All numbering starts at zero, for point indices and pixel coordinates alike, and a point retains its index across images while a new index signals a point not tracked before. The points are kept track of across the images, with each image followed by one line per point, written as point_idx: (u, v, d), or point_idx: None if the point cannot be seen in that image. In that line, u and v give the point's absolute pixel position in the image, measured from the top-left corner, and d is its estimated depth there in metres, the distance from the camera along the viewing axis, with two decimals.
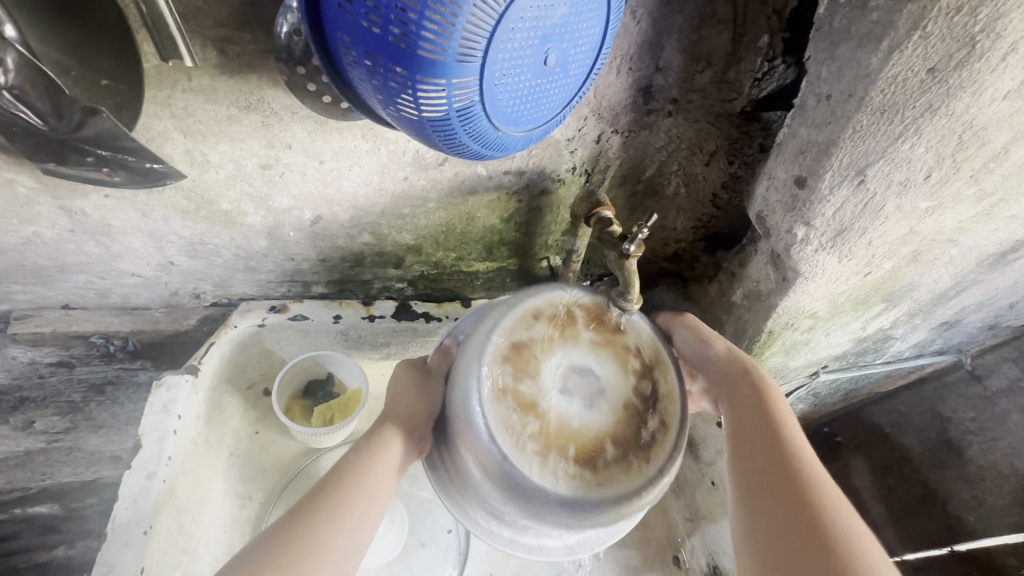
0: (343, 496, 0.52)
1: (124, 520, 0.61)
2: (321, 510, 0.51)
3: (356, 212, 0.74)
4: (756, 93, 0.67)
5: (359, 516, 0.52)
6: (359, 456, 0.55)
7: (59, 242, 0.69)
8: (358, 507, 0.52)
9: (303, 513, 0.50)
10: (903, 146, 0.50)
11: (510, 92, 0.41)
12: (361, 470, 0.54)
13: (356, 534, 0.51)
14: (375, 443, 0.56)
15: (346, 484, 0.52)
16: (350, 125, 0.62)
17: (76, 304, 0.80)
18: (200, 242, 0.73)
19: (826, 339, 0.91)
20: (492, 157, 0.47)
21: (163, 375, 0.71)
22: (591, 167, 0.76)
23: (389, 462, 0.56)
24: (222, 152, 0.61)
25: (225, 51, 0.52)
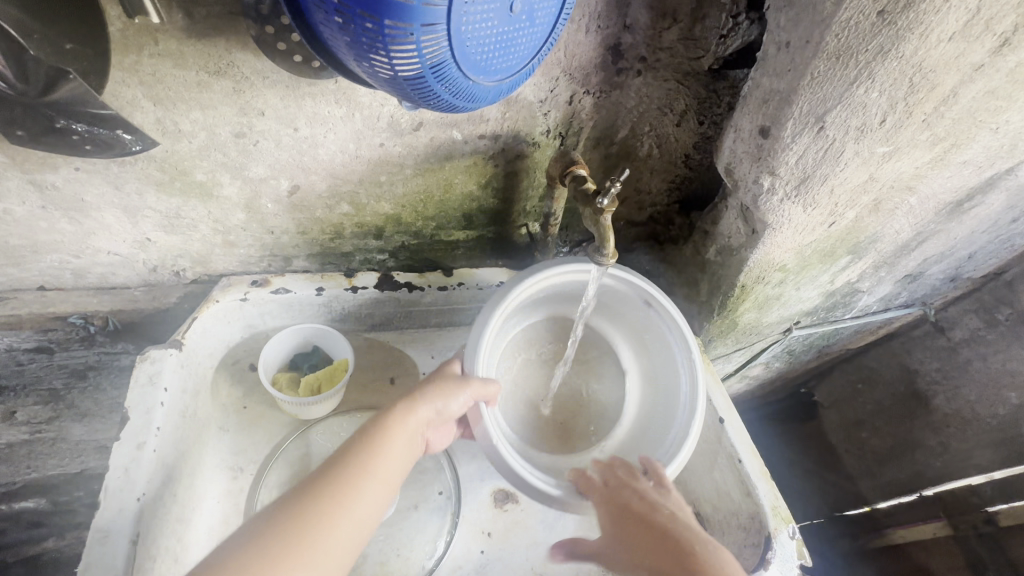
0: (364, 459, 0.55)
1: (117, 488, 0.62)
2: (345, 471, 0.53)
3: (333, 180, 0.74)
4: (722, 50, 0.68)
5: (375, 489, 0.53)
6: (377, 424, 0.59)
7: (31, 220, 0.68)
8: (372, 479, 0.54)
9: (320, 489, 0.51)
10: (859, 91, 0.53)
11: (479, 39, 0.41)
12: (370, 453, 0.56)
13: (373, 505, 0.53)
14: (381, 432, 0.58)
15: (360, 462, 0.54)
16: (323, 90, 0.62)
17: (52, 285, 0.79)
18: (176, 216, 0.73)
19: (797, 294, 0.95)
20: (465, 109, 0.48)
21: (146, 349, 0.71)
22: (565, 130, 0.78)
23: (399, 447, 0.58)
24: (194, 120, 0.61)
25: (191, 13, 0.51)
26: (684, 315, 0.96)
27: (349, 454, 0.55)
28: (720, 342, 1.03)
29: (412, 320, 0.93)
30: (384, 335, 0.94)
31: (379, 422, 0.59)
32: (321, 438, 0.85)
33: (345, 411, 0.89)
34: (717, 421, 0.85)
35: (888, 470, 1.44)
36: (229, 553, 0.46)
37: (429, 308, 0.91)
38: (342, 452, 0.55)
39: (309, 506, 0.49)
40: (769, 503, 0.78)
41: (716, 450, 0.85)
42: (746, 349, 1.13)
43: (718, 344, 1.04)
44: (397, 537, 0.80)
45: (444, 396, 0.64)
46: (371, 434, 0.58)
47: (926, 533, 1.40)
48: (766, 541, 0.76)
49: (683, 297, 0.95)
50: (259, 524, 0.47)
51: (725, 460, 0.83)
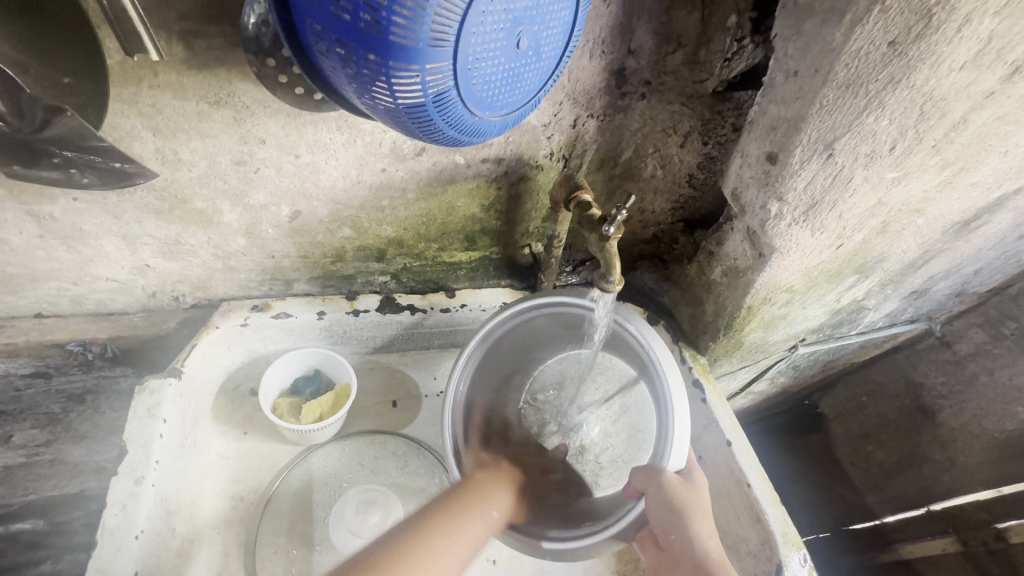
0: (416, 568, 0.58)
1: (114, 526, 0.61)
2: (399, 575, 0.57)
3: (335, 205, 0.74)
4: (726, 73, 0.68)
5: None
6: (434, 529, 0.62)
7: (28, 249, 0.67)
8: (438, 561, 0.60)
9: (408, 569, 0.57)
10: (869, 119, 0.52)
11: (484, 76, 0.40)
12: (442, 532, 0.62)
13: None
14: (452, 508, 0.65)
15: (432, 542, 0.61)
16: (324, 118, 0.61)
17: (50, 312, 0.78)
18: (175, 243, 0.72)
19: (804, 312, 0.94)
20: (469, 142, 0.47)
21: (144, 380, 0.70)
22: (568, 153, 0.77)
23: (471, 524, 0.64)
24: (193, 149, 0.60)
25: (191, 45, 0.51)
26: (690, 335, 0.95)
27: (426, 534, 0.61)
28: (726, 360, 1.02)
29: (415, 342, 0.92)
30: (386, 357, 0.92)
31: (446, 498, 0.66)
32: (322, 464, 0.84)
33: (346, 436, 0.87)
34: (724, 444, 0.84)
35: (895, 485, 1.43)
36: None
37: (431, 330, 0.90)
38: (414, 522, 0.63)
39: None
40: (779, 529, 0.77)
41: (724, 474, 0.84)
42: (751, 367, 1.12)
43: (724, 363, 1.03)
44: None
45: (495, 489, 0.69)
46: (448, 510, 0.65)
47: (936, 548, 1.39)
48: (777, 569, 0.74)
49: (689, 317, 0.95)
50: None
51: (733, 484, 0.82)
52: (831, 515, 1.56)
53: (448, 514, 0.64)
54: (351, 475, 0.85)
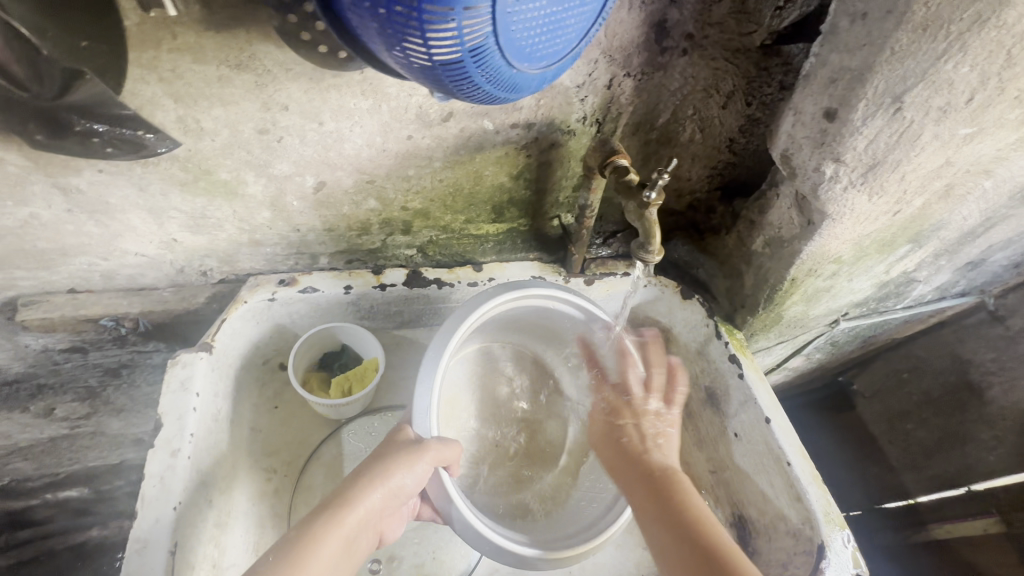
0: (306, 542, 0.54)
1: (153, 497, 0.61)
2: (287, 554, 0.52)
3: (360, 175, 0.71)
4: (777, 24, 0.63)
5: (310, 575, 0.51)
6: (328, 510, 0.58)
7: (57, 224, 0.67)
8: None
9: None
10: (947, 66, 0.47)
11: (525, 22, 0.37)
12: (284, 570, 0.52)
13: None
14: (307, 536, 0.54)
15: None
16: (348, 82, 0.59)
17: (83, 287, 0.79)
18: (202, 217, 0.71)
19: (849, 285, 0.89)
20: (505, 100, 0.43)
21: (176, 354, 0.70)
22: (602, 117, 0.73)
23: (326, 546, 0.54)
24: (216, 118, 0.58)
25: (209, 3, 0.48)
26: (726, 309, 0.92)
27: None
28: (762, 335, 0.98)
29: (442, 317, 0.90)
30: (412, 333, 0.92)
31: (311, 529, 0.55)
32: (353, 440, 0.85)
33: (376, 411, 0.88)
34: (762, 420, 0.81)
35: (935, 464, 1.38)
36: None
37: (458, 305, 0.88)
38: (303, 525, 0.56)
39: None
40: (820, 508, 0.74)
41: (763, 453, 0.81)
42: (788, 343, 1.07)
43: (760, 338, 0.99)
44: (433, 539, 0.80)
45: (404, 467, 0.61)
46: (285, 551, 0.53)
47: (976, 529, 1.32)
48: (818, 549, 0.71)
49: (725, 289, 0.91)
50: None
51: (772, 462, 0.80)
52: (863, 494, 1.52)
53: (345, 492, 0.59)
54: None
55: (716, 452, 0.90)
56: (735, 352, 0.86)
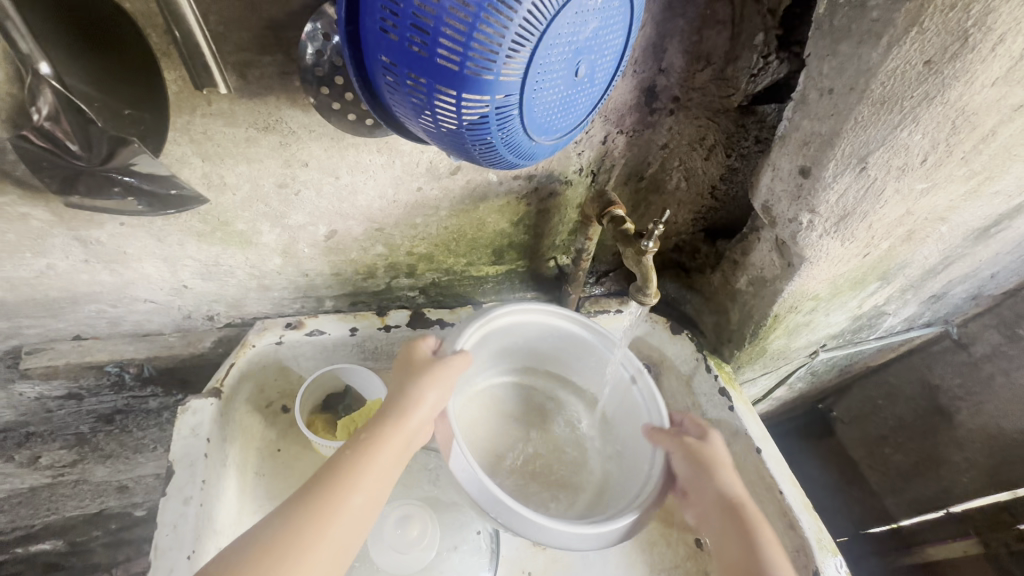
0: (322, 500, 0.55)
1: (166, 546, 0.61)
2: (309, 503, 0.55)
3: (370, 224, 0.75)
4: (752, 88, 0.69)
5: (323, 544, 0.53)
6: (351, 452, 0.59)
7: (72, 273, 0.68)
8: (341, 508, 0.55)
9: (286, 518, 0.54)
10: (902, 134, 0.53)
11: (545, 103, 0.42)
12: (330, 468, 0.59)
13: (331, 540, 0.53)
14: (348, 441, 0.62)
15: (328, 521, 0.54)
16: (365, 140, 0.63)
17: (88, 334, 0.79)
18: (214, 264, 0.73)
19: (826, 319, 0.95)
20: (522, 165, 0.48)
21: (186, 400, 0.71)
22: (597, 168, 0.78)
23: (362, 476, 0.57)
24: (239, 173, 0.61)
25: (244, 75, 0.52)
26: (714, 344, 0.97)
27: (329, 468, 0.58)
28: (748, 368, 1.03)
29: None
30: None
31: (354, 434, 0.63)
32: None
33: None
34: (754, 449, 0.86)
35: (915, 487, 1.43)
36: (247, 549, 0.52)
37: None
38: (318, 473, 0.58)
39: (277, 546, 0.51)
40: (813, 535, 0.78)
41: (757, 483, 0.85)
42: (773, 373, 1.12)
43: (746, 370, 1.04)
44: None
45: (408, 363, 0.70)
46: (303, 513, 0.54)
47: (956, 551, 1.35)
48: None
49: (713, 325, 0.97)
50: (236, 550, 0.52)
51: (764, 492, 0.84)
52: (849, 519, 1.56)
53: (365, 435, 0.61)
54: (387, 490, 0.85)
55: None
56: (725, 386, 0.91)
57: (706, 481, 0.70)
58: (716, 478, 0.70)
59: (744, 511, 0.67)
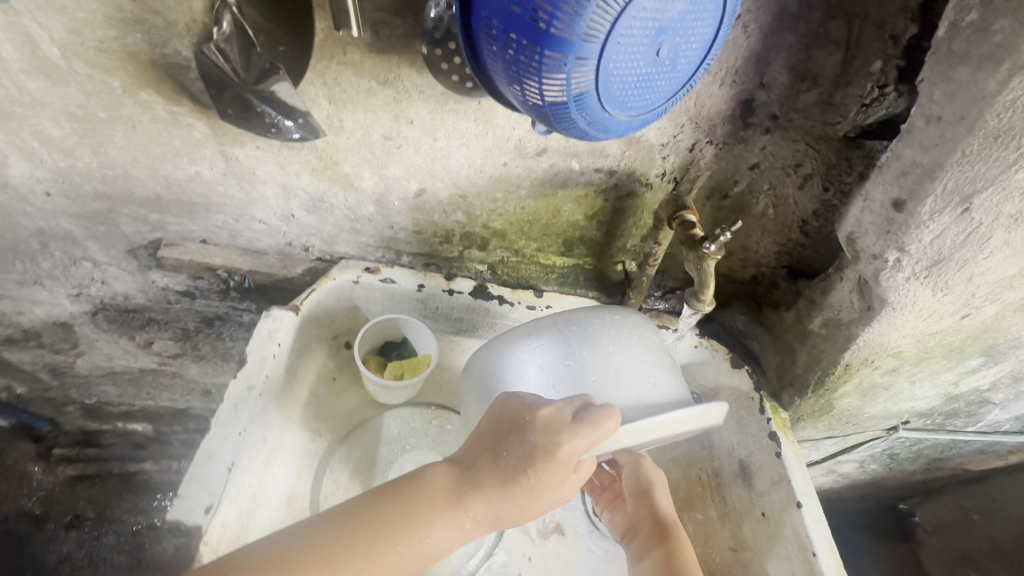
0: (372, 543, 0.58)
1: (226, 419, 0.71)
2: (366, 539, 0.58)
3: (456, 190, 0.82)
4: (861, 120, 0.66)
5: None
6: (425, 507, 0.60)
7: (212, 183, 0.82)
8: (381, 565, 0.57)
9: (330, 553, 0.56)
10: (1017, 175, 0.49)
11: (622, 76, 0.45)
12: (389, 539, 0.58)
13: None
14: (424, 503, 0.60)
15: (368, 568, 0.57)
16: (466, 108, 0.70)
17: (212, 240, 0.93)
18: (320, 199, 0.84)
19: (911, 389, 0.86)
20: (594, 138, 0.51)
21: (271, 308, 0.82)
22: (680, 176, 0.79)
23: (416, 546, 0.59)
24: (356, 120, 0.71)
25: (377, 32, 0.61)
26: (774, 386, 0.92)
27: (396, 520, 0.59)
28: (810, 423, 0.96)
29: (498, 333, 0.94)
30: (467, 341, 0.97)
31: (436, 496, 0.60)
32: (392, 425, 0.93)
33: (419, 404, 0.96)
34: (793, 504, 0.81)
35: None
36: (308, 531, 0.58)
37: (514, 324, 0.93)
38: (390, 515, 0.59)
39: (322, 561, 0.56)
40: None
41: (788, 540, 0.81)
42: (839, 440, 1.04)
43: (807, 426, 0.97)
44: None
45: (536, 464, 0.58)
46: (358, 545, 0.57)
47: None
48: None
49: (776, 365, 0.92)
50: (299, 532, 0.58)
51: (796, 550, 0.80)
52: None
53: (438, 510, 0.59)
54: (417, 439, 0.92)
55: (739, 528, 0.88)
56: (775, 430, 0.86)
57: (641, 497, 0.77)
58: (652, 494, 0.76)
59: (671, 532, 0.74)
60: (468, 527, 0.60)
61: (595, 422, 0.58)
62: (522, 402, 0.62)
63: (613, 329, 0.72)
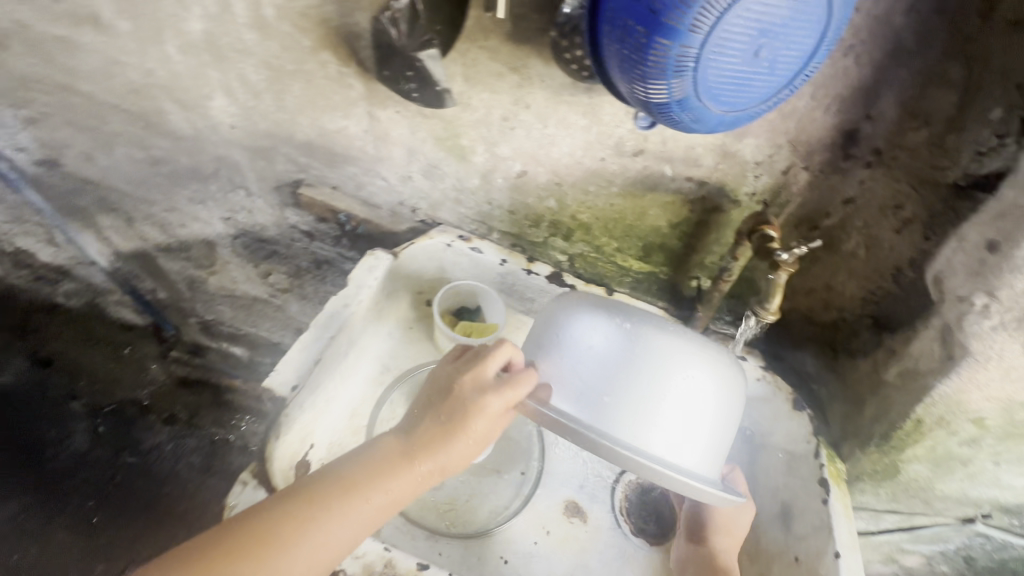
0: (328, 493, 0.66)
1: (322, 324, 0.86)
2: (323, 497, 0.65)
3: (553, 177, 0.90)
4: (973, 168, 0.65)
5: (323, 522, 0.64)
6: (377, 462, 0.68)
7: (354, 138, 0.97)
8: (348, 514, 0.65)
9: (291, 513, 0.64)
10: None
11: (721, 70, 0.51)
12: (359, 494, 0.66)
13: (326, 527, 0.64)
14: (376, 466, 0.67)
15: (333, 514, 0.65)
16: (578, 101, 0.78)
17: (340, 189, 1.10)
18: (435, 167, 0.97)
19: (993, 469, 0.84)
20: (684, 127, 0.57)
21: (375, 249, 0.96)
22: (769, 198, 0.81)
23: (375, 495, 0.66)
24: (482, 99, 0.82)
25: (516, 24, 0.72)
26: (834, 436, 0.88)
27: (347, 478, 0.67)
28: (871, 487, 0.93)
29: None
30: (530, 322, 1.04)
31: (379, 457, 0.68)
32: None
33: None
34: (831, 554, 0.77)
35: None
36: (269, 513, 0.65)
37: None
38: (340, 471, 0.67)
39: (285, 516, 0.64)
40: None
41: None
42: (902, 514, 1.00)
43: (868, 489, 0.94)
44: (474, 488, 0.89)
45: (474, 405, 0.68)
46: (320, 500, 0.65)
47: None
48: None
49: (840, 416, 0.88)
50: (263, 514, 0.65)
51: None
52: None
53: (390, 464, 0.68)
54: None
55: (767, 569, 0.85)
56: (827, 477, 0.82)
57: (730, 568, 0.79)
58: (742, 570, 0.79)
59: None
60: (432, 475, 0.68)
61: (502, 352, 0.71)
62: (450, 368, 0.72)
63: (707, 356, 0.69)
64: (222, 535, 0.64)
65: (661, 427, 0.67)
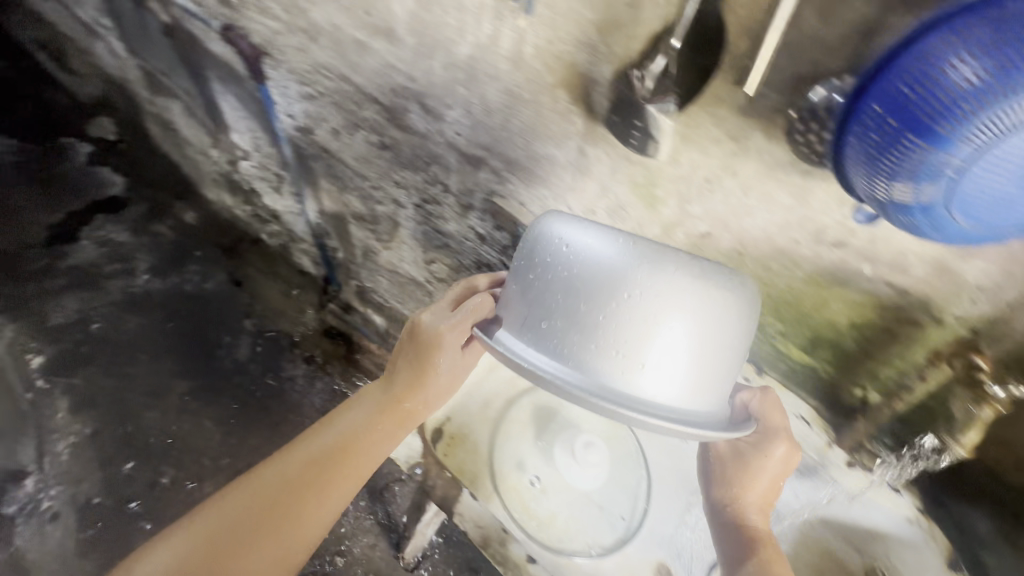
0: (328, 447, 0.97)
1: None
2: (333, 469, 0.95)
3: (737, 245, 0.92)
4: None
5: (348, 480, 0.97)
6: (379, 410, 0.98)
7: (558, 165, 1.09)
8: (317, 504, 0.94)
9: (321, 466, 0.95)
10: None
11: (984, 186, 0.51)
12: (347, 467, 0.96)
13: (363, 467, 0.98)
14: (377, 417, 0.98)
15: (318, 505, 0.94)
16: (788, 178, 0.78)
17: (528, 206, 1.23)
18: (623, 207, 1.04)
19: None
20: (918, 225, 0.57)
21: None
22: (983, 327, 0.76)
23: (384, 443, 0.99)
24: (690, 158, 0.87)
25: (752, 101, 0.74)
26: None
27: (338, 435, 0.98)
28: None
29: None
30: None
31: (354, 420, 0.99)
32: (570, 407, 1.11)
33: None
34: None
35: None
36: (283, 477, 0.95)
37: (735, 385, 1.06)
38: (359, 434, 0.98)
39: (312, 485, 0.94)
40: None
41: None
42: None
43: None
44: (574, 517, 1.00)
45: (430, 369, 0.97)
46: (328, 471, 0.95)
47: None
48: None
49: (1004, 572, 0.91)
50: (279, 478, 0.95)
51: None
52: None
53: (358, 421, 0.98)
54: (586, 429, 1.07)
55: None
56: None
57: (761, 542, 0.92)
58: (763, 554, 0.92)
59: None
60: (417, 409, 0.99)
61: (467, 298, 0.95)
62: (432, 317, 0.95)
63: (659, 308, 0.76)
64: (261, 496, 0.93)
65: (598, 361, 0.78)
